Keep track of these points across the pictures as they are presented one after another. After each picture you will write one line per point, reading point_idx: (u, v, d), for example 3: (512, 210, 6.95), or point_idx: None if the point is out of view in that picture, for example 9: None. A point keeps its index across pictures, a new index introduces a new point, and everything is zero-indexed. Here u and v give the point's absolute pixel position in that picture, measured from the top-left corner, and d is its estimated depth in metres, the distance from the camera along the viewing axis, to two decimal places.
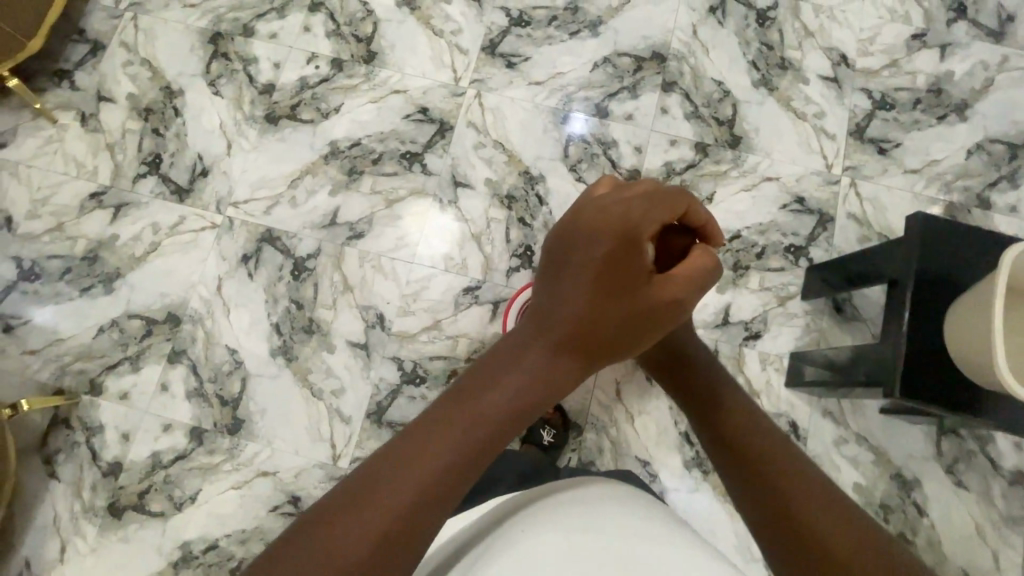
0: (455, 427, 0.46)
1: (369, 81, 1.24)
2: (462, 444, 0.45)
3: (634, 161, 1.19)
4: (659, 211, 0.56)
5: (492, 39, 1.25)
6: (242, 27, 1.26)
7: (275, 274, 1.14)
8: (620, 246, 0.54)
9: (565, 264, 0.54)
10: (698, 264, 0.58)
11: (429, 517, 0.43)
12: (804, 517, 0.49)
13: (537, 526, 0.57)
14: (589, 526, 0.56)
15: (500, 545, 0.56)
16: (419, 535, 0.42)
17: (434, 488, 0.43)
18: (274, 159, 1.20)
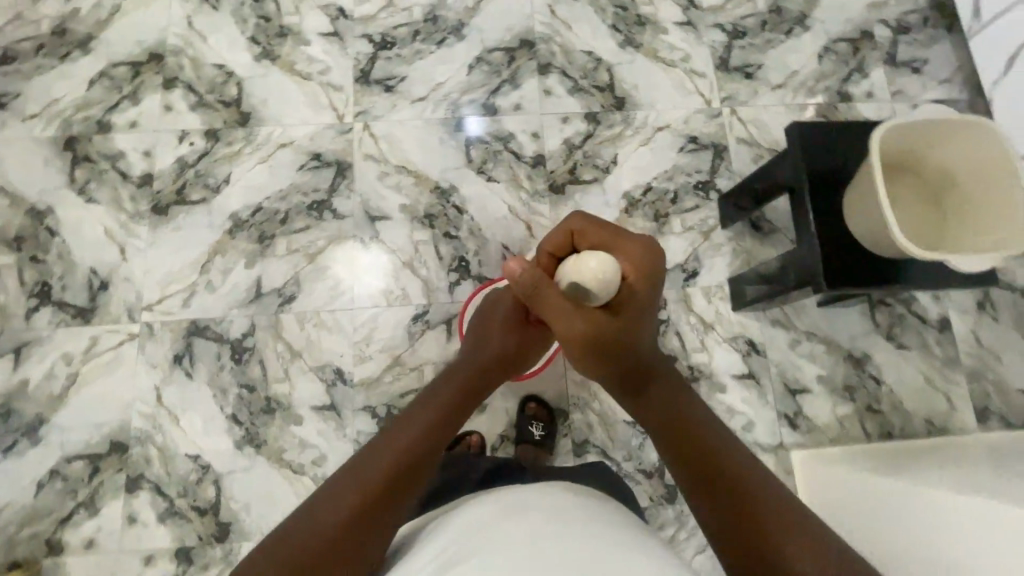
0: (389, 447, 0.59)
1: (250, 142, 1.19)
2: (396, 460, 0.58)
3: (535, 147, 1.22)
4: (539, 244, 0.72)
5: (363, 69, 1.24)
6: (97, 124, 1.18)
7: (214, 364, 1.08)
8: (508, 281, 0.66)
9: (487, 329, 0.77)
10: (597, 274, 0.63)
11: (374, 520, 0.54)
12: (750, 514, 0.52)
13: (506, 535, 0.52)
14: (555, 528, 0.52)
15: (468, 550, 0.52)
16: (361, 532, 0.53)
17: (375, 495, 0.55)
18: (176, 249, 1.14)
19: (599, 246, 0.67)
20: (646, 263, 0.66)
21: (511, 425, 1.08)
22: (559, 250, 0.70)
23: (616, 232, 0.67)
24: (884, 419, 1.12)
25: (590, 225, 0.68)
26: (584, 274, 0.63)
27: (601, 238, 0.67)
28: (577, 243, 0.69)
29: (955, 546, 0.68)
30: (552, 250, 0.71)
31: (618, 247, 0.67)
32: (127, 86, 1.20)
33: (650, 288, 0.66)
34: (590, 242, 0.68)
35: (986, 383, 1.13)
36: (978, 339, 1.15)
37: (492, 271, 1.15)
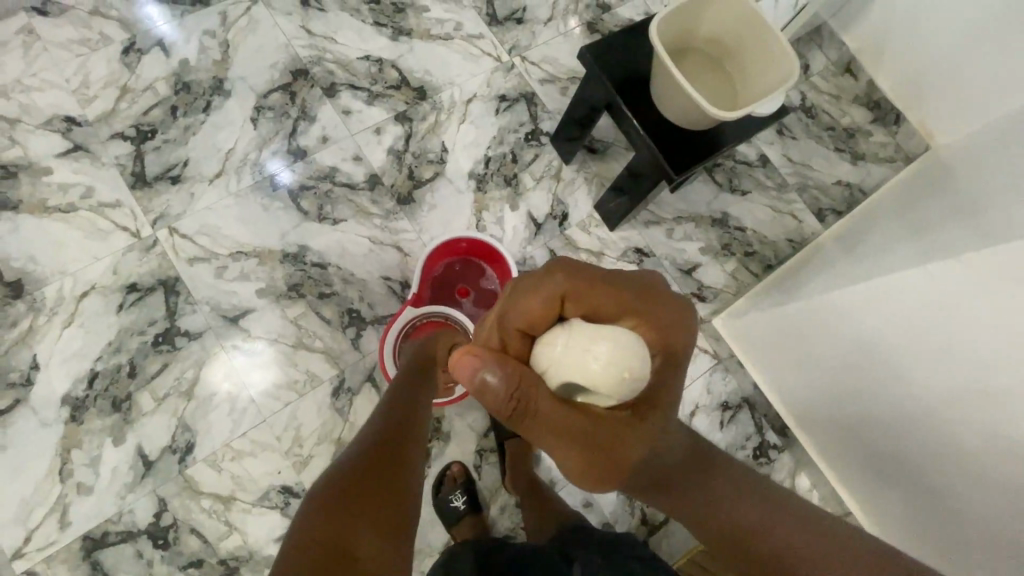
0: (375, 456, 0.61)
1: (41, 310, 0.98)
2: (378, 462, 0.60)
3: (364, 169, 1.16)
4: (507, 317, 0.59)
5: (133, 171, 1.07)
6: None
7: (139, 564, 0.91)
8: (480, 387, 0.51)
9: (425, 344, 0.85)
10: (604, 358, 0.53)
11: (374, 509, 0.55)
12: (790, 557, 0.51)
13: None
14: None
15: None
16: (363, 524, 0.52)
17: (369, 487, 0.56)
18: (17, 471, 0.92)
19: (596, 310, 0.57)
20: (662, 331, 0.57)
21: (482, 437, 1.05)
22: (536, 323, 0.58)
23: (621, 290, 0.57)
24: (761, 256, 1.29)
25: (582, 286, 0.56)
26: (585, 361, 0.54)
27: (602, 302, 0.57)
28: (565, 310, 0.58)
29: (856, 327, 0.89)
30: (530, 323, 0.58)
31: (626, 310, 0.57)
32: None
33: (671, 367, 0.57)
34: (584, 307, 0.57)
35: (813, 189, 1.34)
36: (792, 159, 1.36)
37: (387, 308, 1.09)
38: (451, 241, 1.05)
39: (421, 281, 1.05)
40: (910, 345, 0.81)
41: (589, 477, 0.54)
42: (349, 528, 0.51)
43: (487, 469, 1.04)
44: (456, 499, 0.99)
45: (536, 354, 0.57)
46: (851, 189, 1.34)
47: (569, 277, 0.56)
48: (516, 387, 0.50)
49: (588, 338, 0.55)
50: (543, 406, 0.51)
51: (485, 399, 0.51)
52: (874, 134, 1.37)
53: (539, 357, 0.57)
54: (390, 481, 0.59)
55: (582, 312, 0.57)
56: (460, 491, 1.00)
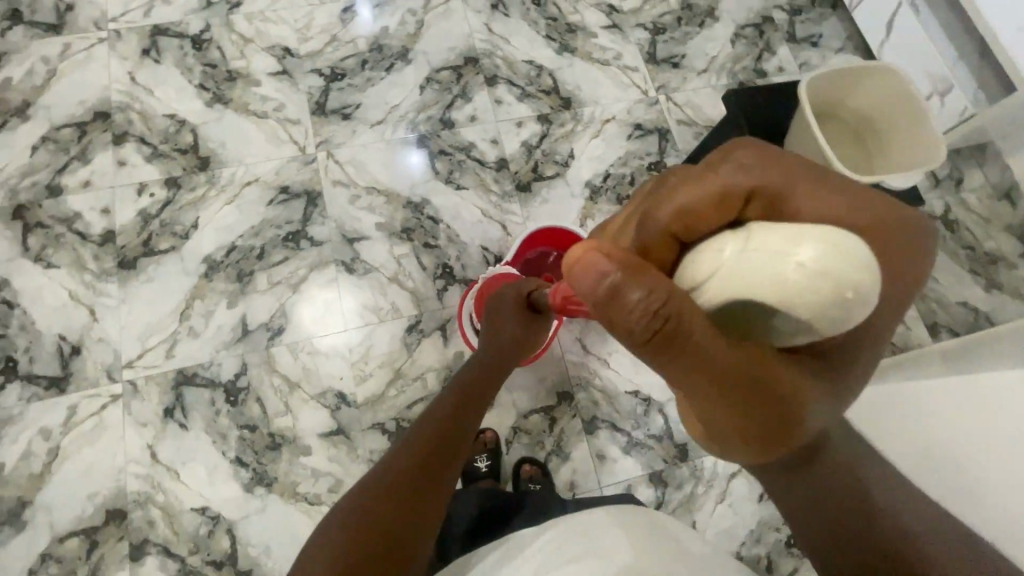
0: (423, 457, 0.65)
1: (214, 185, 1.19)
2: (421, 466, 0.64)
3: (496, 152, 1.28)
4: (652, 219, 0.41)
5: (318, 101, 1.27)
6: (46, 188, 1.15)
7: (209, 410, 1.05)
8: (611, 304, 0.33)
9: (496, 316, 0.91)
10: (807, 273, 0.34)
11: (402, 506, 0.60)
12: None
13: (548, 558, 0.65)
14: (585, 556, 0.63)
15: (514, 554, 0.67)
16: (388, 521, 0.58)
17: (411, 479, 0.62)
18: (152, 302, 1.10)
19: (793, 211, 0.39)
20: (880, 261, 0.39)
21: (521, 417, 1.09)
22: (696, 224, 0.40)
23: (828, 183, 0.40)
24: None
25: (769, 168, 0.40)
26: (779, 281, 0.34)
27: (804, 198, 0.39)
28: (743, 209, 0.40)
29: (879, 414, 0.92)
30: (686, 223, 0.40)
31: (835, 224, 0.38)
32: (76, 146, 1.18)
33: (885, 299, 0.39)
34: (776, 205, 0.39)
35: (931, 302, 1.26)
36: None
37: (477, 273, 1.19)
38: (554, 229, 1.14)
39: (517, 254, 1.14)
40: (992, 450, 0.71)
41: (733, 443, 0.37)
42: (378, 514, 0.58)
43: (515, 447, 1.08)
44: (478, 460, 1.04)
45: (686, 269, 0.39)
46: (977, 314, 1.25)
47: (764, 156, 0.41)
48: (666, 303, 0.32)
49: (788, 246, 0.35)
50: (708, 342, 0.33)
51: (617, 313, 0.32)
52: (1020, 267, 1.26)
53: (694, 267, 0.38)
54: (424, 485, 0.63)
55: (766, 211, 0.39)
56: (483, 453, 1.05)
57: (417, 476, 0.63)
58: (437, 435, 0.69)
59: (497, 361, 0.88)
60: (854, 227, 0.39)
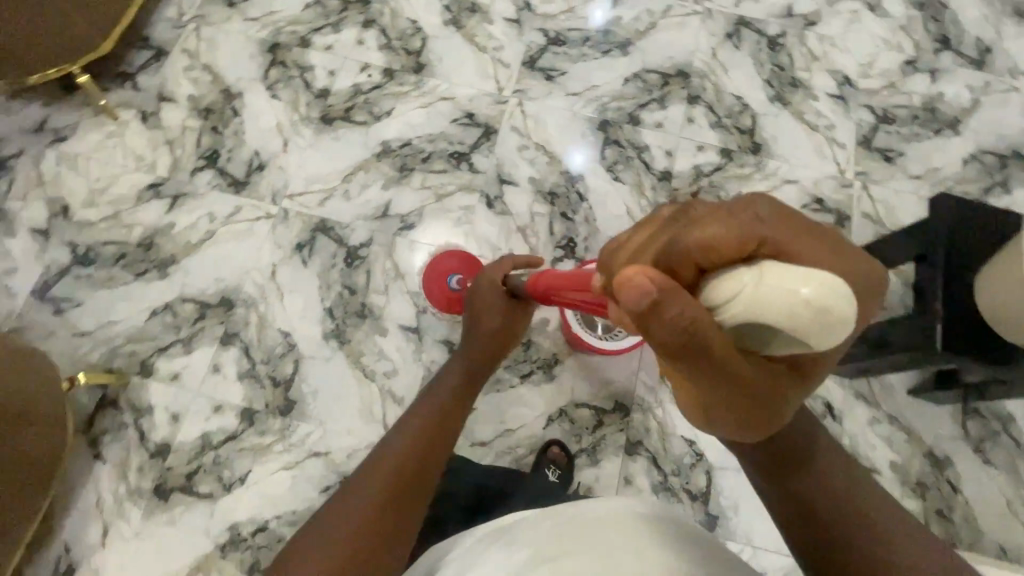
0: (394, 469, 0.68)
1: (418, 88, 1.33)
2: (396, 479, 0.67)
3: (666, 163, 1.29)
4: (677, 242, 0.37)
5: (532, 55, 1.37)
6: (300, 39, 1.37)
7: (327, 261, 1.18)
8: (645, 319, 0.36)
9: (478, 311, 1.00)
10: (810, 308, 0.32)
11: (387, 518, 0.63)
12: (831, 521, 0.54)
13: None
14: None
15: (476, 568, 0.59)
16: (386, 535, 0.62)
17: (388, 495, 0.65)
18: (329, 156, 1.26)
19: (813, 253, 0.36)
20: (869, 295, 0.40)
21: (573, 404, 1.09)
22: (723, 251, 0.36)
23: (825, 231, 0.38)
24: (951, 528, 1.06)
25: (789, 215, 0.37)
26: (794, 317, 0.33)
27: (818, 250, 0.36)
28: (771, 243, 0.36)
29: None
30: (711, 253, 0.36)
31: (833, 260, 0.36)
32: (334, 15, 1.39)
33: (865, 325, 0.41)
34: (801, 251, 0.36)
35: None
36: None
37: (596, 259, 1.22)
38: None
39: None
40: None
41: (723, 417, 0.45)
42: (363, 533, 0.61)
43: (553, 427, 1.08)
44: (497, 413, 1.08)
45: (707, 292, 0.37)
46: None
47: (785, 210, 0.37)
48: (690, 327, 0.36)
49: (795, 278, 0.33)
50: (720, 350, 0.37)
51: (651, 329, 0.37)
52: None
53: (717, 293, 0.36)
54: (404, 494, 0.66)
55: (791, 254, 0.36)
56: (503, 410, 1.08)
57: (395, 491, 0.66)
58: (416, 449, 0.72)
59: (487, 350, 0.97)
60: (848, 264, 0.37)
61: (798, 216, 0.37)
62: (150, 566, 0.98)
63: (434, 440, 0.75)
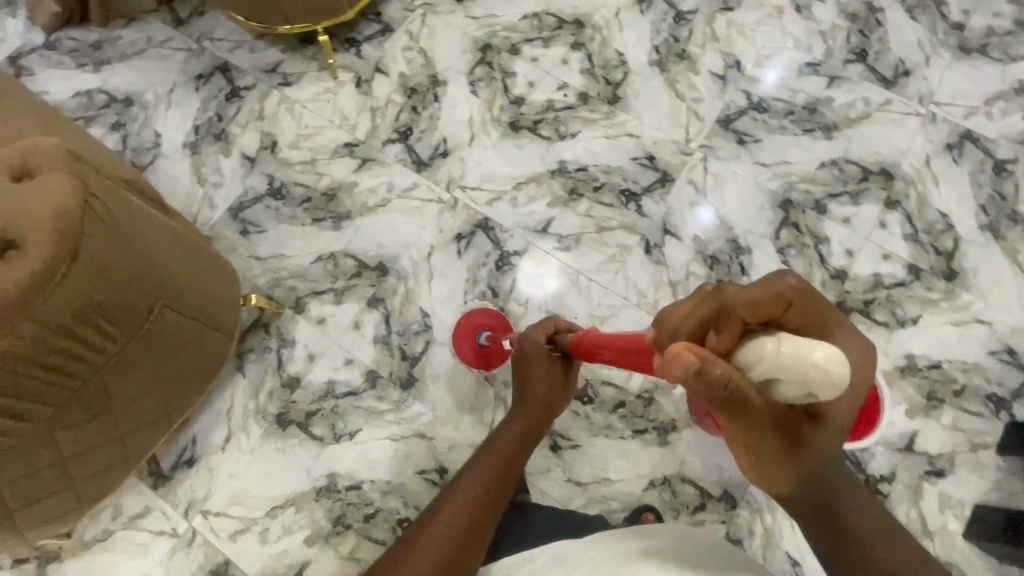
0: (447, 529, 0.71)
1: (608, 119, 1.34)
2: (450, 535, 0.70)
3: (844, 262, 1.21)
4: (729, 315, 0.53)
5: (730, 115, 1.34)
6: (511, 45, 1.43)
7: (480, 258, 1.22)
8: (696, 383, 0.48)
9: (525, 366, 0.98)
10: (818, 370, 0.44)
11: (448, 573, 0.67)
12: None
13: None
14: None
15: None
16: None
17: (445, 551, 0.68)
18: (507, 161, 1.31)
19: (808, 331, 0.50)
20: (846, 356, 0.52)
21: (679, 477, 1.05)
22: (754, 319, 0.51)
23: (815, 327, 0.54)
24: None
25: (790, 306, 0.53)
26: (807, 374, 0.45)
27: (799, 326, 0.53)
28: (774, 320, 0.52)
29: None
30: (746, 317, 0.52)
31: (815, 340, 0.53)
32: (548, 32, 1.44)
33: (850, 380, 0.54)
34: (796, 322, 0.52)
35: None
36: None
37: None
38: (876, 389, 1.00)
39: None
40: None
41: (768, 462, 0.57)
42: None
43: (652, 492, 1.05)
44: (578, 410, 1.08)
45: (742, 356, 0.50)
46: None
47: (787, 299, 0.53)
48: (728, 382, 0.48)
49: (803, 349, 0.45)
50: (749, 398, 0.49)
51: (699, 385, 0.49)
52: None
53: (749, 356, 0.49)
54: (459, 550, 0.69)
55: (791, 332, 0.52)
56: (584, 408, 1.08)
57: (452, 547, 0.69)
58: (469, 504, 0.74)
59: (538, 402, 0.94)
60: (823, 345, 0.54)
61: (790, 302, 0.53)
62: (254, 484, 1.06)
63: (487, 494, 0.77)
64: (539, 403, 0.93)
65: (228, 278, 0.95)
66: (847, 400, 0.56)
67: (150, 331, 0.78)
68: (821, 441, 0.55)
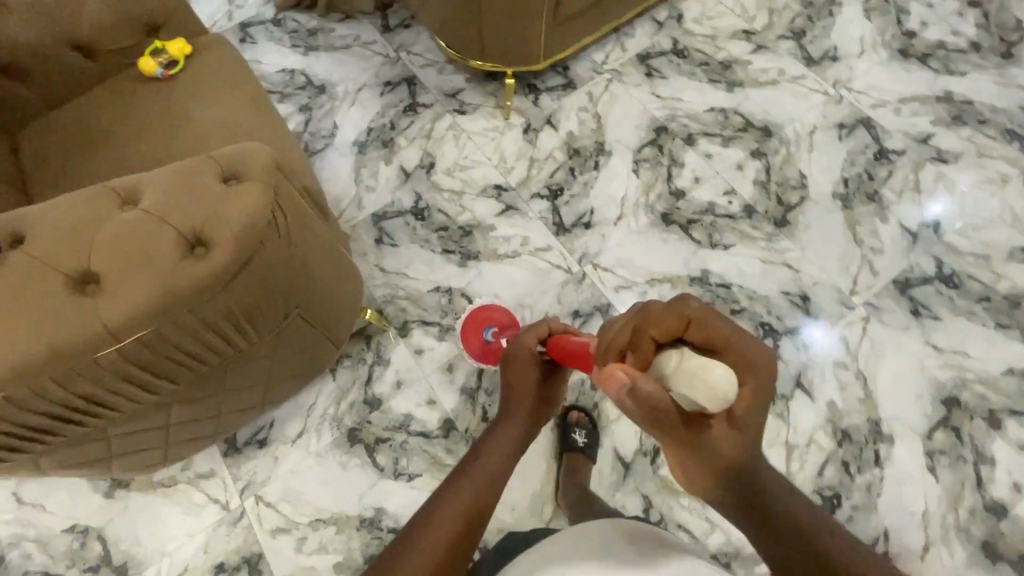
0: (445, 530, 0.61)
1: (769, 242, 1.24)
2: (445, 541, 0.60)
3: (1005, 495, 1.02)
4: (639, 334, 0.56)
5: (911, 279, 1.18)
6: (687, 134, 1.38)
7: None
8: (629, 394, 0.54)
9: (511, 369, 0.82)
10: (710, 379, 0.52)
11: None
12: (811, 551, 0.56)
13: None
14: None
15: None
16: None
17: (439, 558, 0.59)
18: (648, 252, 1.25)
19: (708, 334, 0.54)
20: (734, 362, 0.55)
21: None
22: (667, 332, 0.55)
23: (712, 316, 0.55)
24: None
25: (699, 317, 0.55)
26: (701, 385, 0.52)
27: (713, 333, 0.54)
28: (687, 331, 0.55)
29: None
30: (655, 327, 0.55)
31: (716, 339, 0.55)
32: (731, 131, 1.37)
33: (757, 395, 0.56)
34: (703, 335, 0.54)
35: None
36: None
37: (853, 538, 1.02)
38: None
39: None
40: None
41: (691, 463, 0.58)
42: None
43: None
44: (577, 433, 1.06)
45: (654, 362, 0.55)
46: None
47: (684, 308, 0.55)
48: (645, 395, 0.53)
49: (702, 365, 0.52)
50: (661, 402, 0.53)
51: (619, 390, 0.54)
52: None
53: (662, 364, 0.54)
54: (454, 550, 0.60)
55: (698, 340, 0.55)
56: (582, 430, 1.06)
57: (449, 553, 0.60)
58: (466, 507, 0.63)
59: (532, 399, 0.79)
60: (723, 346, 0.55)
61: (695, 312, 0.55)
62: (308, 488, 1.07)
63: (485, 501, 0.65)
64: (528, 403, 0.78)
65: (354, 286, 0.97)
66: (756, 408, 0.56)
67: (281, 329, 0.80)
68: (736, 448, 0.57)
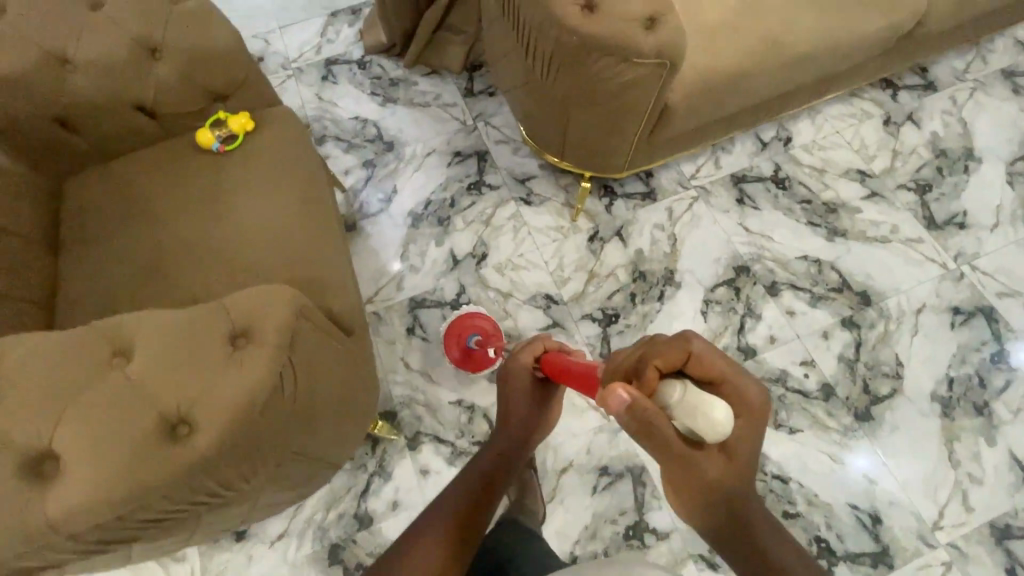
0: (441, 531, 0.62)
1: (845, 437, 1.06)
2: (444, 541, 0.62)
3: None
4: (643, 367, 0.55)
5: (1009, 526, 1.00)
6: (771, 282, 1.22)
7: (611, 513, 1.04)
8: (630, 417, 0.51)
9: (508, 389, 0.83)
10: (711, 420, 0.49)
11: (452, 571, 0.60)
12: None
13: None
14: None
15: None
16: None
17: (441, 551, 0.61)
18: None
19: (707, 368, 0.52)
20: (732, 400, 0.53)
21: None
22: (668, 364, 0.53)
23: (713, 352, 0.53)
24: None
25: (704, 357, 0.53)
26: (702, 421, 0.49)
27: (713, 368, 0.53)
28: (687, 367, 0.53)
29: None
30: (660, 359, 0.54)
31: (714, 373, 0.53)
32: (822, 289, 1.21)
33: (753, 430, 0.53)
34: (702, 371, 0.53)
35: None
36: None
37: None
38: None
39: None
40: None
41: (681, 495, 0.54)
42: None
43: None
44: None
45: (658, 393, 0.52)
46: None
47: (687, 342, 0.54)
48: (651, 421, 0.50)
49: (704, 402, 0.49)
50: (661, 433, 0.50)
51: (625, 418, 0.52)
52: None
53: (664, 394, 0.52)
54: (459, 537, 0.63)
55: (699, 375, 0.53)
56: None
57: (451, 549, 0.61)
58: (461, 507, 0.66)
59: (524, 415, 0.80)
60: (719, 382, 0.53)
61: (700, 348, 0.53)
62: None
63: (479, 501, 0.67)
64: (522, 414, 0.80)
65: (362, 419, 0.86)
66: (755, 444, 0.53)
67: (269, 482, 0.67)
68: (728, 480, 0.52)
